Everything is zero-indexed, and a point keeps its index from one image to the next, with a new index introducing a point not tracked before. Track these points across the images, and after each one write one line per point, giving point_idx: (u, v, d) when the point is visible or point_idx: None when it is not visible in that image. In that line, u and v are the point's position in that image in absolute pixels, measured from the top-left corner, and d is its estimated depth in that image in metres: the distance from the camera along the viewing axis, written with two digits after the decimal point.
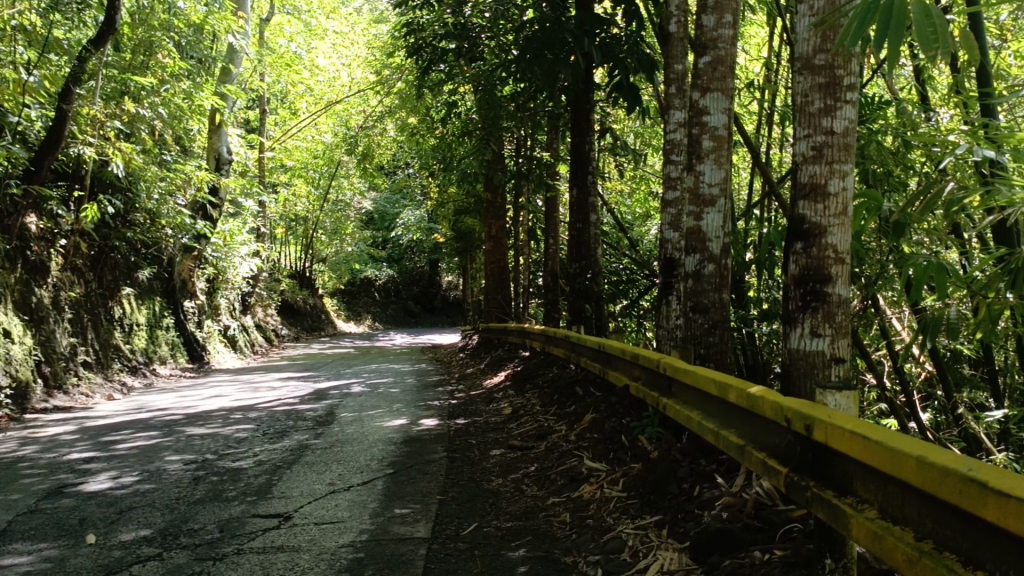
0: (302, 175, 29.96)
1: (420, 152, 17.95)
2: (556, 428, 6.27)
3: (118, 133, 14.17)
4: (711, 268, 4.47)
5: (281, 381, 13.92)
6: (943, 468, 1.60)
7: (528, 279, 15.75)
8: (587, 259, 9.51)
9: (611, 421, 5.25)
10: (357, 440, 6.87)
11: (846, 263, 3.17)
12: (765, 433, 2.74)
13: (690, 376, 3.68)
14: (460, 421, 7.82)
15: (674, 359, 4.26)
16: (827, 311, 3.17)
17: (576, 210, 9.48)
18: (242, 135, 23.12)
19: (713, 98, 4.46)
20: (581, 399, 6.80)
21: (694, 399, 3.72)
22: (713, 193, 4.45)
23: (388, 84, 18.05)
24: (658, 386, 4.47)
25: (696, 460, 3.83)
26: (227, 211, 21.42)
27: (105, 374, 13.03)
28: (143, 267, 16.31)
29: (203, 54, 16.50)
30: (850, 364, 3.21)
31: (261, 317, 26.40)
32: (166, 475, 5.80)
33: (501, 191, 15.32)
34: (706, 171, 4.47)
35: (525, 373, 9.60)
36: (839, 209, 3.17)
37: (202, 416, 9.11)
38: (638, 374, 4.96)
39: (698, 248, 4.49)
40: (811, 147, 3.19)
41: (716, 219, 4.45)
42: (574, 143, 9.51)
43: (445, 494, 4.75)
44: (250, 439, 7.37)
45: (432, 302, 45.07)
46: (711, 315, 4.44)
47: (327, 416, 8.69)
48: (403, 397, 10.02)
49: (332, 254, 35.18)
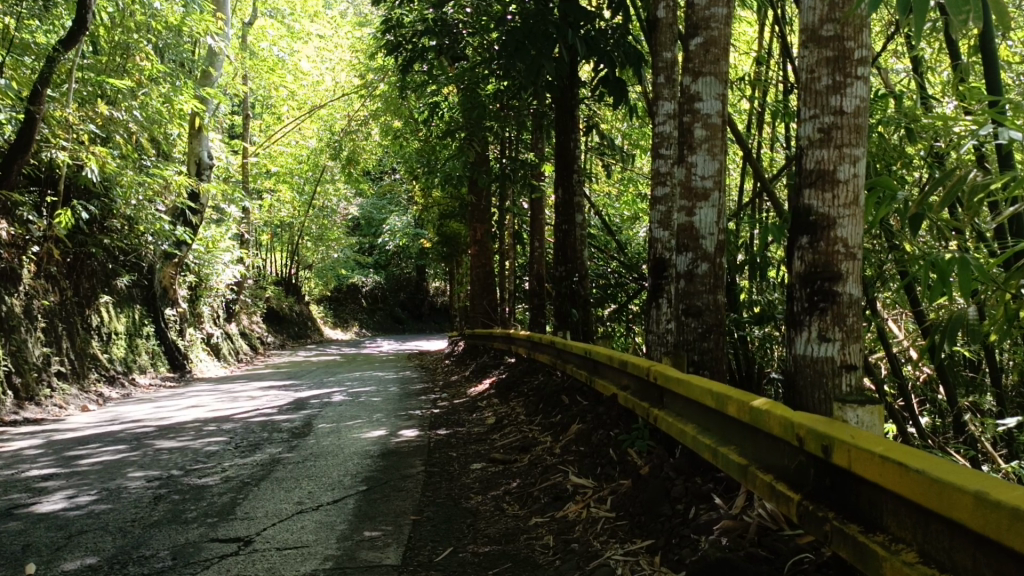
0: (287, 180, 29.47)
1: (406, 156, 17.57)
2: (541, 439, 5.92)
3: (93, 137, 13.68)
4: (704, 267, 4.12)
5: (261, 390, 13.50)
6: (1013, 509, 1.28)
7: (514, 284, 15.41)
8: (573, 261, 9.18)
9: (597, 432, 4.90)
10: (331, 454, 6.49)
11: (857, 259, 2.87)
12: (772, 453, 2.40)
13: (683, 386, 3.35)
14: (441, 431, 7.45)
15: (666, 366, 3.93)
16: (837, 313, 2.86)
17: (562, 211, 9.16)
18: (224, 139, 22.64)
19: (705, 83, 4.15)
20: (567, 408, 6.46)
21: (688, 410, 3.39)
22: (706, 186, 4.12)
23: (371, 87, 17.70)
24: (649, 395, 4.13)
25: (691, 478, 3.48)
26: (209, 216, 20.96)
27: (80, 385, 12.58)
28: (121, 274, 15.84)
29: (182, 57, 16.05)
30: (862, 371, 2.90)
31: (246, 324, 25.93)
32: (124, 494, 5.39)
33: (486, 194, 14.99)
34: (698, 162, 4.14)
35: (510, 381, 9.25)
36: (850, 198, 2.86)
37: (174, 428, 8.70)
38: (627, 383, 4.62)
39: (690, 245, 4.16)
40: (817, 129, 2.88)
41: (710, 213, 4.12)
42: (560, 142, 9.20)
43: (420, 514, 4.38)
44: (220, 452, 6.97)
45: (420, 308, 44.53)
46: (705, 319, 4.11)
47: (304, 427, 8.31)
48: (384, 407, 9.64)
49: (319, 261, 34.70)
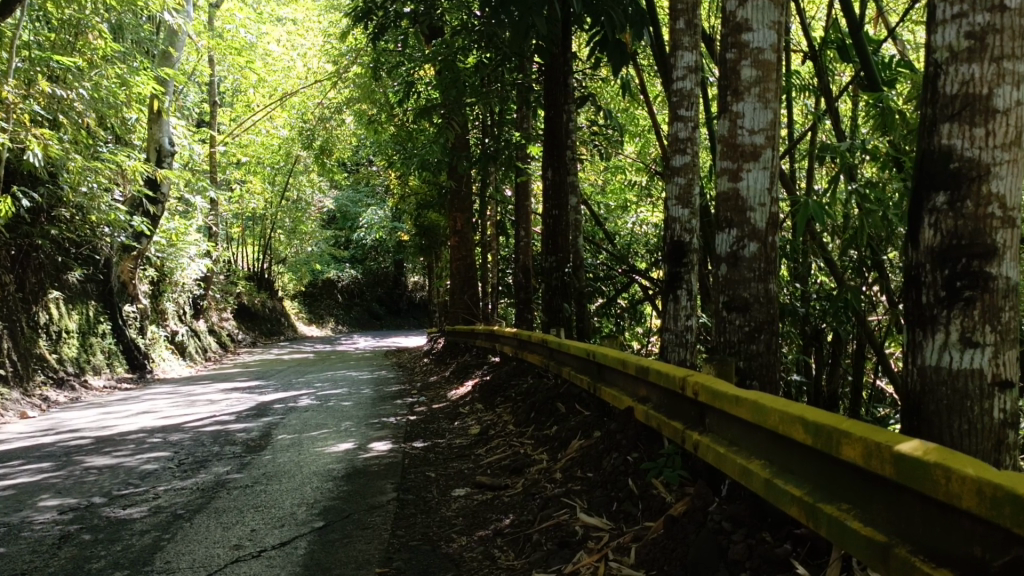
0: (257, 170, 28.11)
1: (381, 144, 16.45)
2: (536, 457, 5.00)
3: (40, 120, 12.23)
4: (753, 248, 3.21)
5: (223, 393, 12.40)
6: None
7: (497, 277, 14.47)
8: (564, 251, 8.24)
9: (608, 453, 3.99)
10: (287, 475, 5.50)
11: (1017, 226, 1.96)
12: (939, 532, 1.54)
13: (745, 405, 2.46)
14: (418, 444, 6.50)
15: (707, 377, 3.02)
16: (989, 306, 1.95)
17: (552, 194, 8.22)
18: (187, 125, 21.26)
19: (756, 8, 3.23)
20: (563, 420, 5.53)
21: (750, 436, 2.51)
22: (755, 143, 3.20)
23: (344, 70, 16.56)
24: (683, 412, 3.22)
25: (755, 533, 2.55)
26: (171, 206, 19.64)
27: (22, 389, 11.39)
28: (73, 268, 14.66)
29: (138, 36, 14.74)
30: (1019, 391, 2.01)
31: (215, 321, 24.75)
32: (23, 533, 4.36)
33: (467, 180, 14.01)
34: (746, 111, 3.22)
35: (495, 383, 8.30)
36: (1010, 136, 1.95)
37: (114, 439, 7.63)
38: (648, 394, 3.71)
39: (735, 216, 3.23)
40: (964, 34, 1.99)
41: (762, 176, 3.20)
42: (550, 116, 8.24)
43: (389, 565, 3.43)
44: (158, 472, 5.95)
45: (398, 302, 43.19)
46: (754, 314, 3.22)
47: (262, 438, 7.30)
48: (355, 412, 8.65)
49: (291, 253, 32.79)
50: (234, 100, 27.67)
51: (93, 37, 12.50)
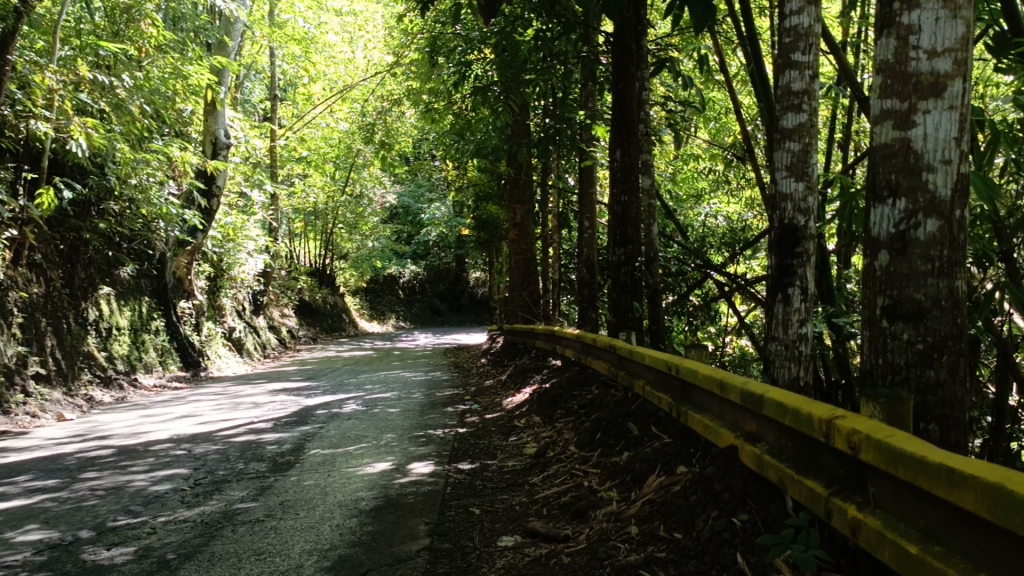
0: (319, 166, 27.65)
1: (439, 134, 15.56)
2: (604, 497, 4.01)
3: (91, 111, 11.56)
4: (934, 227, 2.24)
5: (271, 394, 11.76)
6: None
7: (559, 273, 13.48)
8: (634, 243, 7.19)
9: (702, 508, 2.97)
10: (308, 505, 4.65)
11: None
12: None
13: (969, 488, 1.47)
14: (465, 466, 5.59)
15: (869, 421, 2.00)
16: None
17: (619, 177, 7.17)
18: (247, 118, 20.80)
19: None
20: (635, 447, 4.54)
21: (962, 536, 1.55)
22: (938, 72, 2.25)
23: (401, 55, 15.68)
24: (827, 470, 2.19)
25: None
26: (229, 200, 19.23)
27: (67, 389, 10.92)
28: (125, 263, 14.24)
29: (194, 25, 14.09)
30: None
31: (275, 317, 24.48)
32: None
33: (527, 170, 13.04)
34: (923, 23, 2.28)
35: (554, 393, 7.35)
36: None
37: (140, 450, 6.95)
38: (764, 433, 2.70)
39: (905, 181, 2.29)
40: None
41: (945, 120, 2.25)
42: (619, 88, 7.17)
43: None
44: (168, 493, 5.19)
45: (460, 299, 42.49)
46: (931, 325, 2.23)
47: (295, 452, 6.51)
48: (401, 423, 7.80)
49: (354, 251, 32.65)
50: (295, 94, 27.23)
51: (145, 24, 11.76)
